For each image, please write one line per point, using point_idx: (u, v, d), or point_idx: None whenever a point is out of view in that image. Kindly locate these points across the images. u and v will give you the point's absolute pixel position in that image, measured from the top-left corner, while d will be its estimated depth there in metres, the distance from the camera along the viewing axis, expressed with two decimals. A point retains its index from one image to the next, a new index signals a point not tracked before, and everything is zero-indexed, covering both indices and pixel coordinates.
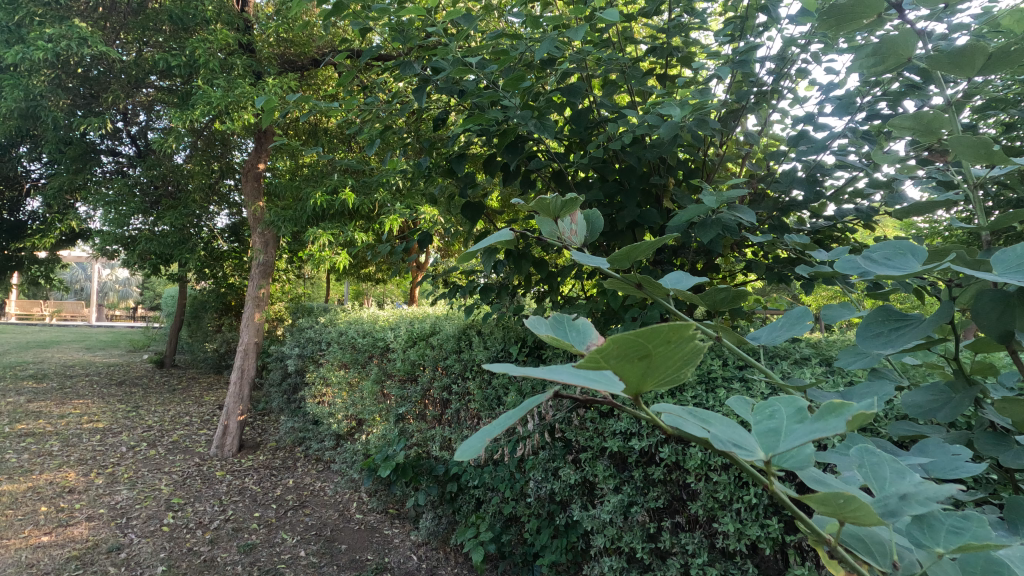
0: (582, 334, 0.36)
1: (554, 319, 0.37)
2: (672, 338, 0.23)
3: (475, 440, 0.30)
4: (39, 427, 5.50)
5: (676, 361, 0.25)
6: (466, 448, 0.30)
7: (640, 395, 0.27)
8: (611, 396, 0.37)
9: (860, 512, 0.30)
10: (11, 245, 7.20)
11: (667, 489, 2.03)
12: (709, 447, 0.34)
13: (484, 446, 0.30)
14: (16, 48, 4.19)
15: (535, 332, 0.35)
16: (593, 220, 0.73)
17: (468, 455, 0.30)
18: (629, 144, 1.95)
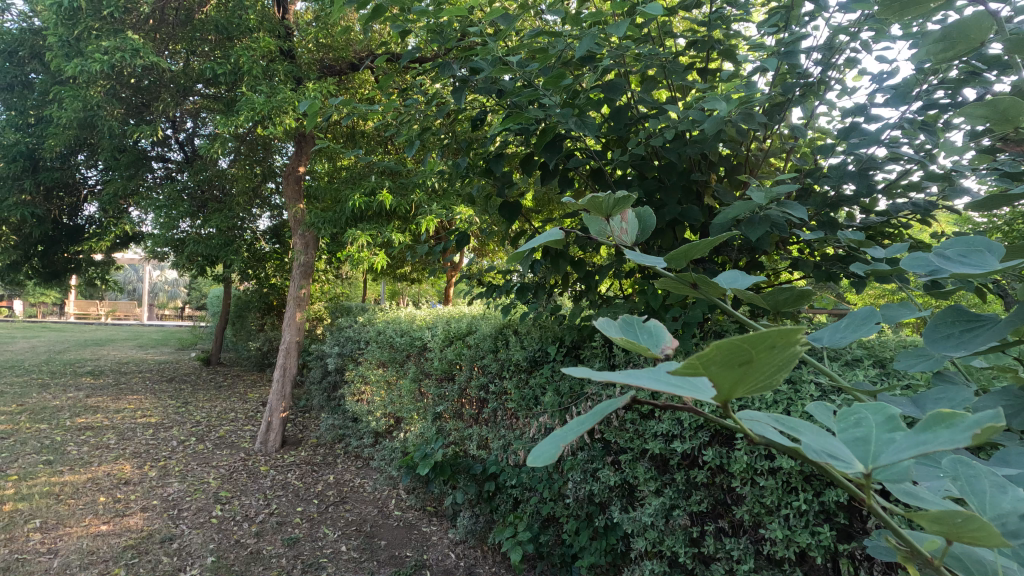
0: (654, 338, 0.35)
1: (624, 321, 0.37)
2: (775, 342, 0.22)
3: (546, 446, 0.29)
4: (97, 421, 5.78)
5: (773, 365, 0.24)
6: (536, 454, 0.29)
7: (732, 402, 0.26)
8: (689, 403, 0.36)
9: (983, 532, 0.28)
10: (71, 248, 7.60)
11: (710, 493, 1.98)
12: (801, 457, 0.32)
13: (558, 452, 0.28)
14: (75, 61, 4.40)
15: (608, 333, 0.35)
16: (644, 219, 0.71)
17: (541, 461, 0.29)
18: (670, 140, 1.91)
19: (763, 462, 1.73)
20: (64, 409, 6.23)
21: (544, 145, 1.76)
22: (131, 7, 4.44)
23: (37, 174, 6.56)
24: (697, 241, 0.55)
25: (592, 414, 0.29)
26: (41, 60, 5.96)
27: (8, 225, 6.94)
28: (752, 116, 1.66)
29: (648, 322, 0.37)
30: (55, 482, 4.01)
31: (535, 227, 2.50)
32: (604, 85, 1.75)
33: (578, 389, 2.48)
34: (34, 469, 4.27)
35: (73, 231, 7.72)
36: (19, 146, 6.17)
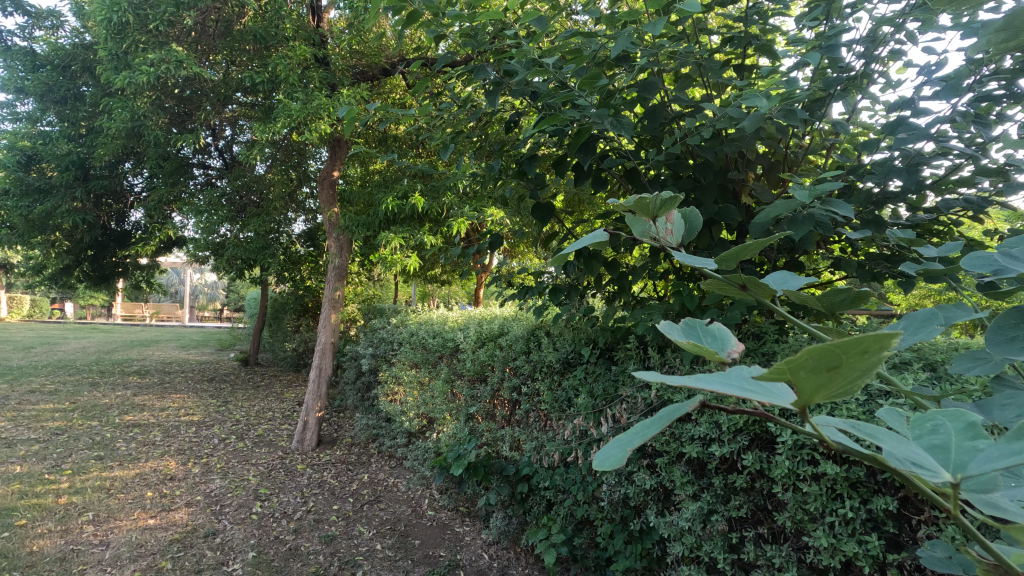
0: (721, 342, 0.39)
1: (688, 326, 0.40)
2: (867, 347, 0.24)
3: (612, 449, 0.30)
4: (143, 419, 6.01)
5: (862, 367, 0.25)
6: (601, 456, 0.30)
7: (810, 406, 0.28)
8: (758, 409, 0.36)
9: None
10: (119, 253, 7.93)
11: (750, 498, 1.94)
12: (880, 466, 0.33)
13: (626, 456, 0.29)
14: (123, 73, 4.59)
15: (675, 336, 0.38)
16: (689, 219, 0.71)
17: (608, 464, 0.29)
18: (707, 139, 1.88)
19: (806, 468, 1.68)
20: (113, 406, 6.50)
21: (579, 147, 1.75)
22: (175, 19, 4.59)
23: (87, 182, 6.86)
24: (748, 243, 0.54)
25: (658, 417, 0.29)
26: (91, 73, 6.22)
27: (61, 231, 7.28)
28: (794, 113, 1.62)
29: (712, 326, 0.40)
30: (106, 477, 4.19)
31: (567, 228, 2.49)
32: (640, 84, 1.73)
33: (612, 391, 2.46)
34: (86, 464, 4.47)
35: (120, 236, 8.04)
36: (71, 155, 6.47)
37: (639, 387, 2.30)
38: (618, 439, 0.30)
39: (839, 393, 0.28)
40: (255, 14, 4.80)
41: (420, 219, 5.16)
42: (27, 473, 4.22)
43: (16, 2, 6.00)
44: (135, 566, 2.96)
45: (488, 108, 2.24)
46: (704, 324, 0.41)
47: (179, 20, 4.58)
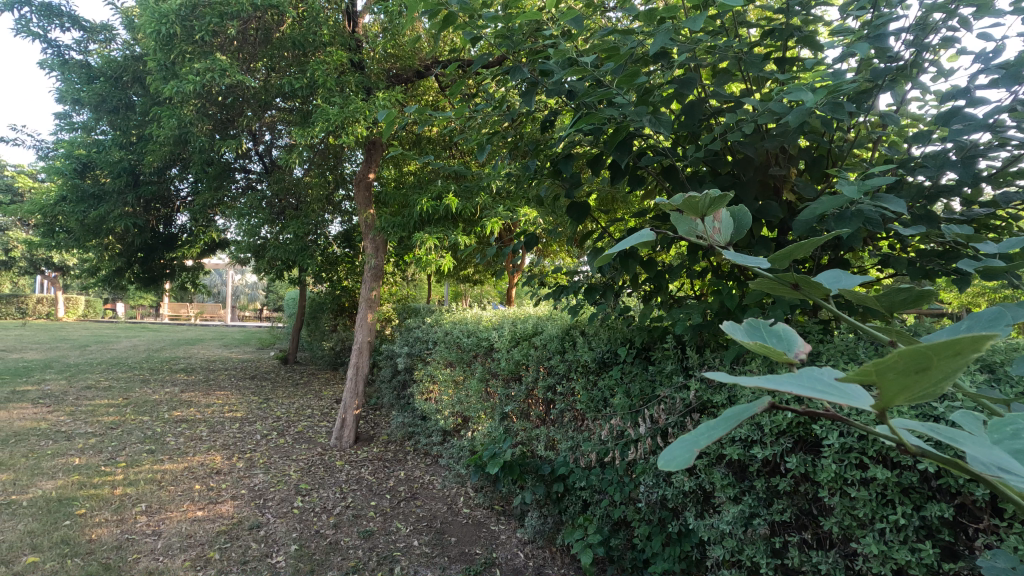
0: (786, 343, 0.39)
1: (752, 326, 0.40)
2: (956, 351, 0.24)
3: (678, 449, 0.30)
4: (191, 414, 6.26)
5: (945, 372, 0.26)
6: (667, 455, 0.31)
7: (888, 408, 0.28)
8: (830, 410, 0.36)
9: None
10: (167, 256, 8.26)
11: (794, 502, 1.90)
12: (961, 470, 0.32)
13: (693, 455, 0.30)
14: (172, 83, 4.77)
15: (741, 338, 0.39)
16: (737, 217, 0.70)
17: (676, 464, 0.30)
18: (748, 135, 1.84)
19: (854, 472, 1.63)
20: (162, 402, 6.79)
21: (616, 145, 1.74)
22: (219, 30, 4.73)
23: (137, 188, 7.17)
24: (805, 241, 0.53)
25: (725, 418, 0.30)
26: (141, 83, 6.49)
27: (114, 235, 7.62)
28: (842, 106, 1.57)
29: (777, 327, 0.40)
30: (157, 469, 4.38)
31: (603, 227, 2.48)
32: (678, 80, 1.71)
33: (650, 392, 2.43)
34: (139, 458, 4.68)
35: (167, 239, 8.37)
36: (123, 163, 6.78)
37: (677, 387, 2.27)
38: (684, 439, 0.31)
39: (921, 396, 0.28)
40: (293, 21, 4.92)
41: (453, 220, 5.21)
42: (85, 465, 4.44)
43: (72, 17, 6.31)
44: (185, 556, 3.08)
45: (524, 108, 2.25)
46: (766, 327, 0.42)
47: (223, 30, 4.74)
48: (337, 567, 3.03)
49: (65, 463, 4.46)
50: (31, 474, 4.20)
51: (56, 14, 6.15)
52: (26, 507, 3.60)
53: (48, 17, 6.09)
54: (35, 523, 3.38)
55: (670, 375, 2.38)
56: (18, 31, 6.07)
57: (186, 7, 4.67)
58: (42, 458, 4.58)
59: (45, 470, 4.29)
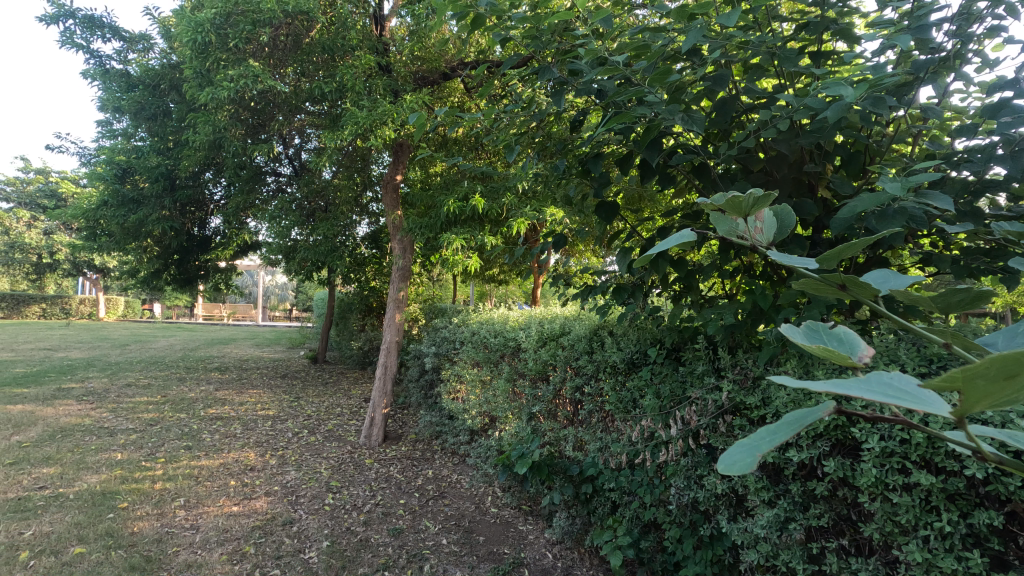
0: (850, 346, 0.40)
1: (811, 328, 0.40)
2: None
3: (741, 453, 0.31)
4: (225, 412, 6.42)
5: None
6: (728, 461, 0.31)
7: (964, 412, 0.28)
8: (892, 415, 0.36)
9: None
10: (201, 258, 8.49)
11: (831, 507, 1.85)
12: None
13: (757, 459, 0.30)
14: (207, 90, 4.90)
15: (803, 341, 0.39)
16: (779, 218, 0.68)
17: (739, 468, 0.30)
18: (783, 132, 1.81)
19: (895, 477, 1.58)
20: (198, 400, 6.99)
21: (647, 144, 1.73)
22: (252, 37, 4.81)
23: (174, 192, 7.40)
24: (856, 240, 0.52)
25: (787, 423, 0.30)
26: (178, 90, 6.69)
27: (152, 238, 7.88)
28: (883, 100, 1.52)
29: (838, 329, 0.41)
30: (194, 465, 4.51)
31: (632, 227, 2.46)
32: (711, 77, 1.69)
33: (680, 393, 2.40)
34: (177, 453, 4.83)
35: (202, 241, 8.60)
36: (160, 168, 7.00)
37: (709, 388, 2.24)
38: (745, 443, 0.31)
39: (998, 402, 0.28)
40: (323, 26, 5.02)
41: (480, 220, 5.23)
42: (127, 460, 4.60)
43: (113, 28, 6.55)
44: (222, 550, 3.17)
45: (553, 108, 2.25)
46: (825, 330, 0.42)
47: (256, 37, 4.86)
48: (368, 564, 3.07)
49: (108, 458, 4.63)
50: (77, 468, 4.37)
51: (98, 25, 6.40)
52: (73, 500, 3.75)
53: (91, 28, 6.34)
54: (81, 515, 3.51)
55: (702, 376, 2.34)
56: (63, 43, 6.33)
57: (220, 15, 4.78)
58: (87, 452, 4.77)
59: (90, 464, 4.46)
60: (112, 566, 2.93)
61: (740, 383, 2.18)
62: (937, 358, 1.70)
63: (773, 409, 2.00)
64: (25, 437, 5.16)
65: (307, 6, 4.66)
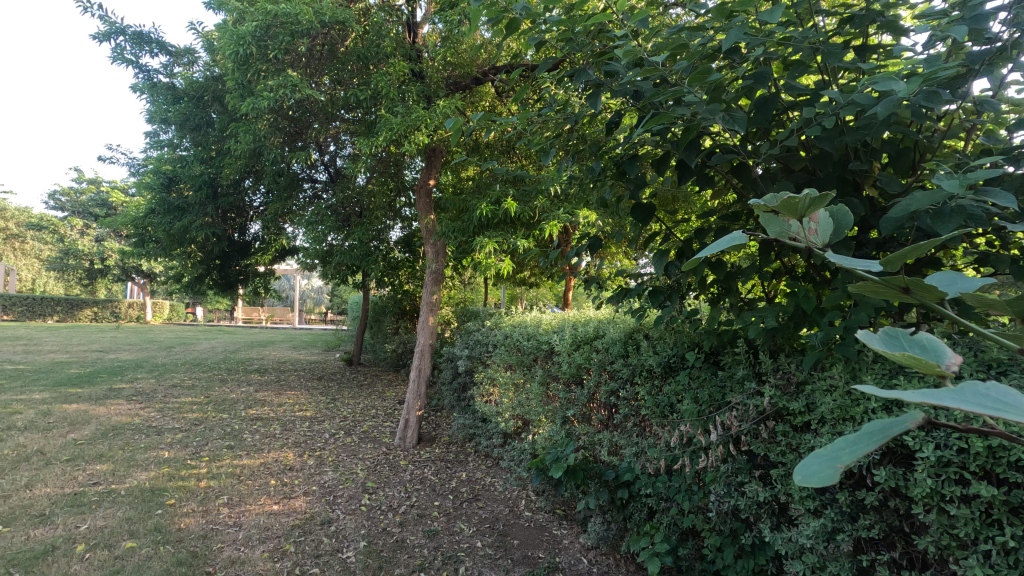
0: (935, 354, 0.39)
1: (889, 335, 0.40)
2: None
3: (819, 463, 0.31)
4: (265, 413, 6.60)
5: None
6: (806, 472, 0.31)
7: None
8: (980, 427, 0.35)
9: None
10: (242, 263, 8.75)
11: (882, 518, 1.79)
12: None
13: (838, 470, 0.30)
14: (248, 100, 5.04)
15: (884, 348, 0.39)
16: (836, 218, 0.66)
17: (818, 480, 0.30)
18: (827, 129, 1.75)
19: (952, 488, 1.51)
20: (239, 401, 7.20)
21: (686, 144, 1.70)
22: (290, 47, 4.93)
23: (216, 200, 7.65)
24: (928, 241, 0.49)
25: (868, 434, 0.30)
26: (221, 101, 6.92)
27: (195, 244, 8.17)
28: (937, 94, 1.47)
29: (921, 336, 0.40)
30: (236, 464, 4.65)
31: (669, 228, 2.42)
32: (752, 75, 1.65)
33: (719, 398, 2.35)
34: (220, 453, 4.98)
35: (242, 246, 8.87)
36: (203, 176, 7.25)
37: (750, 393, 2.18)
38: (822, 453, 0.31)
39: None
40: (358, 35, 5.11)
41: (513, 223, 5.24)
42: (173, 458, 4.77)
43: (160, 43, 6.82)
44: (264, 547, 3.25)
45: (588, 110, 2.23)
46: (903, 335, 0.42)
47: (294, 48, 4.99)
48: (404, 565, 3.10)
49: (156, 456, 4.81)
50: (128, 465, 4.56)
51: (146, 41, 6.67)
52: (124, 496, 3.90)
53: (139, 44, 6.62)
54: (132, 511, 3.65)
55: (741, 381, 2.29)
56: (114, 58, 6.63)
57: (260, 28, 4.81)
58: (136, 450, 4.96)
59: (139, 462, 4.64)
60: (160, 561, 3.03)
61: (783, 388, 2.12)
62: (996, 363, 1.62)
63: (818, 415, 1.94)
64: (80, 435, 5.41)
65: (344, 16, 4.75)
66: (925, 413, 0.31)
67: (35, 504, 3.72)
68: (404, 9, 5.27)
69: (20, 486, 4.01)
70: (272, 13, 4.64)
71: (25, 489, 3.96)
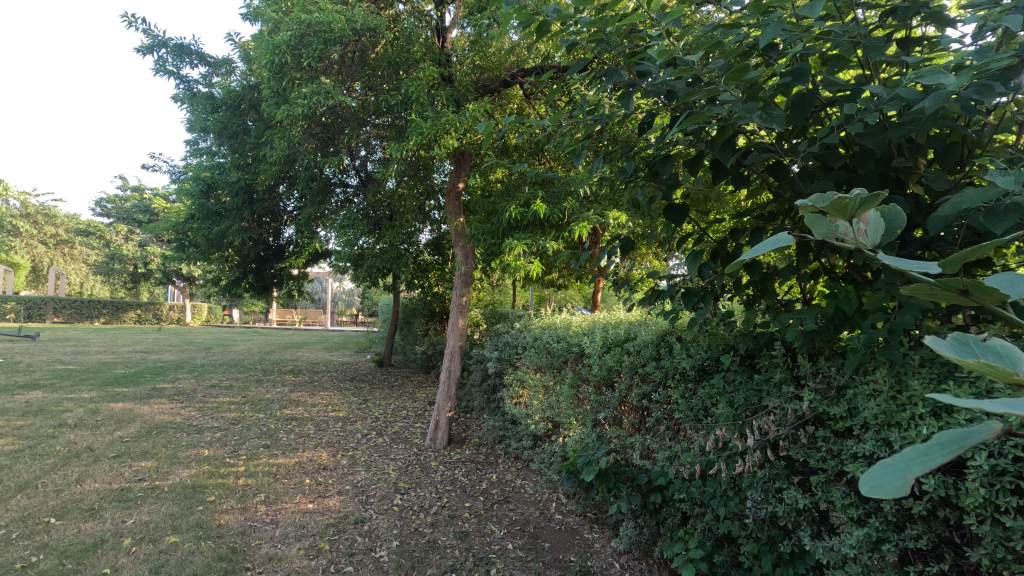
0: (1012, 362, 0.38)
1: (959, 340, 0.39)
2: None
3: (889, 474, 0.31)
4: (299, 413, 6.75)
5: None
6: (875, 482, 0.31)
7: None
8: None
9: None
10: (277, 266, 8.97)
11: (931, 529, 1.72)
12: None
13: (910, 481, 0.30)
14: (283, 108, 5.16)
15: (955, 355, 0.38)
16: (889, 218, 0.64)
17: (890, 489, 0.30)
18: (869, 126, 1.69)
19: (1007, 498, 1.45)
20: (275, 401, 7.38)
21: (721, 144, 1.67)
22: (324, 55, 5.02)
23: (252, 205, 7.86)
24: (986, 243, 0.47)
25: (941, 445, 0.29)
26: (256, 109, 7.11)
27: (233, 248, 8.41)
28: (990, 88, 1.41)
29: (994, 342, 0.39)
30: (272, 463, 4.76)
31: (702, 229, 2.38)
32: (790, 72, 1.60)
33: (756, 401, 2.30)
34: (257, 452, 5.12)
35: (277, 250, 9.09)
36: (240, 182, 7.47)
37: (788, 397, 2.13)
38: (892, 462, 0.31)
39: None
40: (387, 41, 5.18)
41: (542, 225, 5.23)
42: (213, 457, 4.92)
43: (199, 54, 7.06)
44: (300, 545, 3.32)
45: (620, 110, 2.21)
46: (974, 340, 0.41)
47: (327, 56, 5.09)
48: (435, 565, 3.13)
49: (197, 454, 4.97)
50: (170, 462, 4.72)
51: (187, 53, 6.92)
52: (167, 492, 4.04)
53: (180, 56, 6.87)
54: (175, 507, 3.78)
55: (779, 385, 2.24)
56: (156, 70, 6.89)
57: (295, 37, 4.89)
58: (179, 448, 5.13)
59: (181, 459, 4.80)
60: (202, 556, 3.12)
61: (823, 392, 2.06)
62: None
63: (861, 421, 1.88)
64: (126, 432, 5.63)
65: (375, 23, 4.83)
66: (1004, 423, 0.30)
67: (85, 498, 3.88)
68: (433, 14, 5.33)
69: (72, 481, 4.20)
70: (306, 23, 4.75)
71: (76, 484, 4.14)
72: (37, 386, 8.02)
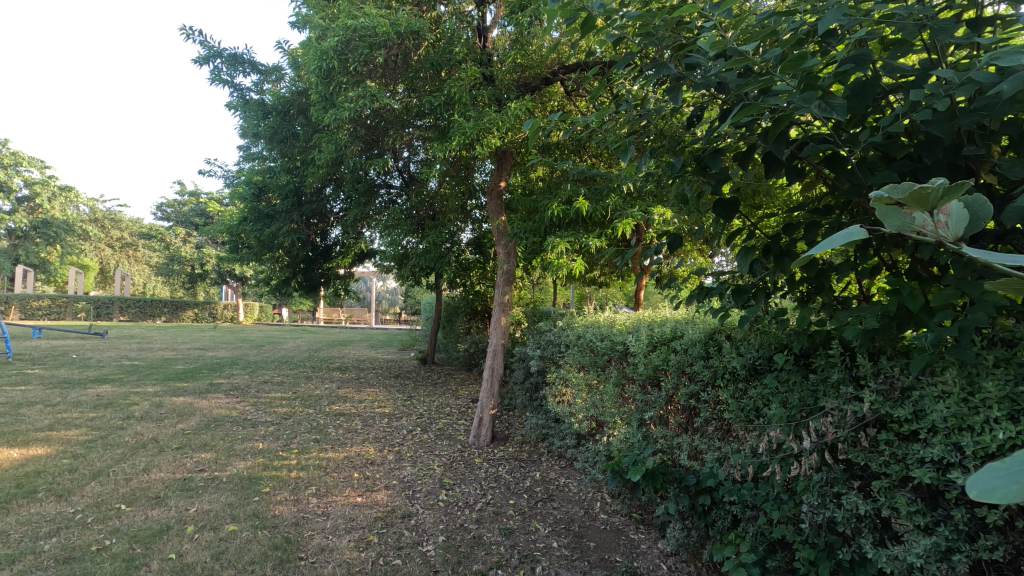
0: None
1: None
2: None
3: (1000, 477, 0.30)
4: (347, 409, 6.94)
5: None
6: (986, 487, 0.30)
7: None
8: None
9: None
10: (324, 266, 9.23)
11: (1007, 539, 1.63)
12: None
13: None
14: (330, 112, 5.30)
15: None
16: (976, 211, 0.61)
17: (1005, 495, 0.29)
18: (937, 112, 1.60)
19: None
20: (323, 397, 7.61)
21: (776, 136, 1.62)
22: (369, 59, 5.13)
23: (301, 207, 8.12)
24: None
25: None
26: (305, 114, 7.33)
27: (283, 249, 8.71)
28: None
29: None
30: (323, 457, 4.92)
31: (754, 224, 2.31)
32: (852, 59, 1.52)
33: (812, 402, 2.22)
34: (308, 446, 5.29)
35: (324, 251, 9.35)
36: (290, 185, 7.73)
37: (847, 398, 2.05)
38: (1005, 466, 0.30)
39: None
40: (430, 43, 5.24)
41: (584, 223, 5.19)
42: (267, 450, 5.12)
43: (252, 63, 7.35)
44: (350, 537, 3.41)
45: (667, 105, 2.17)
46: None
47: (372, 60, 5.19)
48: (481, 561, 3.15)
49: (252, 447, 5.18)
50: (228, 455, 4.93)
51: (240, 62, 7.21)
52: (226, 482, 4.23)
53: (234, 65, 7.16)
54: (233, 497, 3.96)
55: (837, 385, 2.15)
56: (212, 80, 7.20)
57: (342, 43, 5.00)
58: (235, 441, 5.36)
59: (238, 452, 5.02)
60: (259, 545, 3.26)
61: (885, 393, 1.97)
62: None
63: (928, 425, 1.79)
64: (186, 425, 5.92)
65: (418, 25, 4.89)
66: None
67: (151, 486, 4.11)
68: (474, 14, 5.37)
69: (139, 470, 4.45)
70: (352, 28, 4.85)
71: (143, 473, 4.38)
72: (106, 380, 8.53)
